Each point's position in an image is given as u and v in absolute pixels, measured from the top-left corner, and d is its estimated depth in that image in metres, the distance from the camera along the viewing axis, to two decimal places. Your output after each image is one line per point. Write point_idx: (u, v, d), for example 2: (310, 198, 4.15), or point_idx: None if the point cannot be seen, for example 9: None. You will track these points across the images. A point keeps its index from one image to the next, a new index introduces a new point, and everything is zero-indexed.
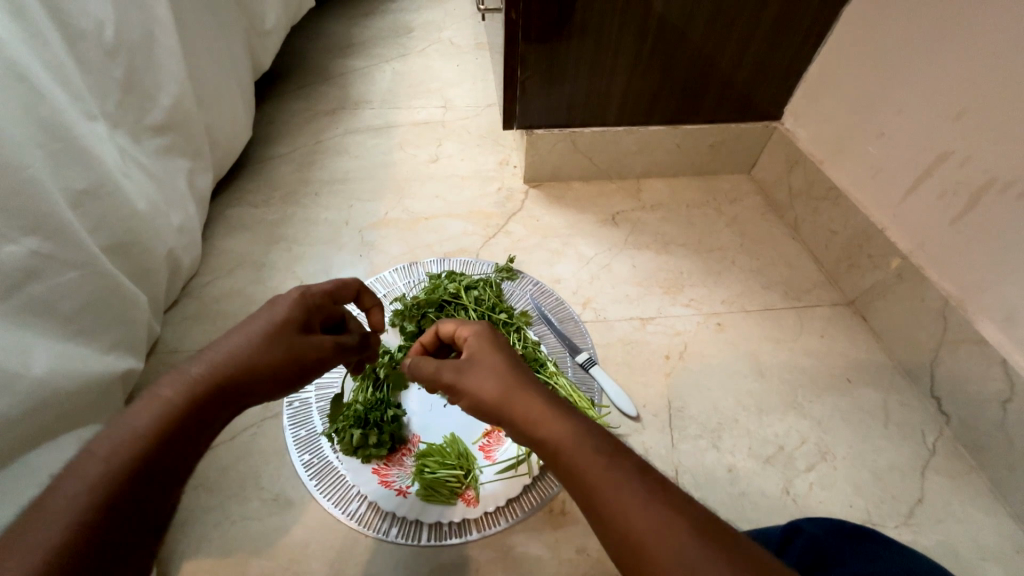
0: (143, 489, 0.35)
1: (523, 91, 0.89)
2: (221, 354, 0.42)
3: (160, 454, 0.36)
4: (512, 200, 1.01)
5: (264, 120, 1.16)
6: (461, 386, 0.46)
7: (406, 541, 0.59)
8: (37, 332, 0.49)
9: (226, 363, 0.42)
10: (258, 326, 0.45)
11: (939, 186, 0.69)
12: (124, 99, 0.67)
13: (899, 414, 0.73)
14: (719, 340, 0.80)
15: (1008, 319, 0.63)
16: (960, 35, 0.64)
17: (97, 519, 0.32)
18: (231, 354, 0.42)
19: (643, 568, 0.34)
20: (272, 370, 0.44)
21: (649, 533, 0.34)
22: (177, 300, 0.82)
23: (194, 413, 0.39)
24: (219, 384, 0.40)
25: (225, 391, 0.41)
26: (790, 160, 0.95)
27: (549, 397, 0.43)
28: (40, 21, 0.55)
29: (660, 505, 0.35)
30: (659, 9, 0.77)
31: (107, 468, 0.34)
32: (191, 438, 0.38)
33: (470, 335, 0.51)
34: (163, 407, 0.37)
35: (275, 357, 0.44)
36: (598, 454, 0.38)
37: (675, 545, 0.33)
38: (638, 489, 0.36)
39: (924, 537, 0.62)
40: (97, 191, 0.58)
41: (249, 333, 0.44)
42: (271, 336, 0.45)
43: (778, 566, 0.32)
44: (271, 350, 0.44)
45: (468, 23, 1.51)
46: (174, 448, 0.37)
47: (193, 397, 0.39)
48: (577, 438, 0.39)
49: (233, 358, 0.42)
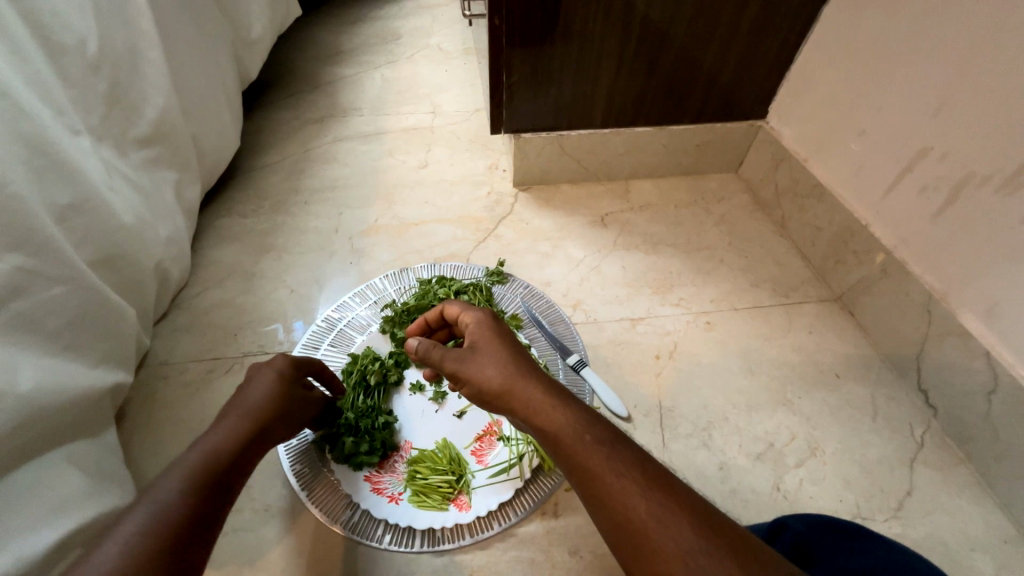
0: (199, 522, 0.40)
1: (510, 96, 0.90)
2: (249, 403, 0.50)
3: (213, 490, 0.43)
4: (501, 204, 1.01)
5: (252, 129, 1.17)
6: (467, 367, 0.50)
7: (400, 548, 0.60)
8: (22, 350, 0.49)
9: (259, 408, 0.50)
10: (272, 376, 0.54)
11: (921, 181, 0.70)
12: (108, 112, 0.67)
13: (887, 408, 0.73)
14: (708, 339, 0.81)
15: (991, 311, 0.64)
16: (937, 33, 0.65)
17: (165, 545, 0.38)
18: (261, 399, 0.51)
19: (639, 553, 0.36)
20: (288, 413, 0.53)
21: (650, 520, 0.37)
22: (166, 312, 0.82)
23: (238, 453, 0.46)
24: (256, 426, 0.49)
25: (259, 435, 0.49)
26: (776, 158, 0.96)
27: (551, 388, 0.46)
28: (21, 38, 0.55)
29: (658, 494, 0.38)
30: (642, 10, 0.78)
31: (168, 505, 0.40)
32: (236, 474, 0.45)
33: (472, 322, 0.55)
34: (212, 451, 0.45)
35: (288, 403, 0.54)
36: (599, 445, 0.41)
37: (671, 535, 0.36)
38: (639, 479, 0.39)
39: (912, 530, 0.63)
40: (82, 206, 0.58)
41: (267, 381, 0.53)
42: (284, 385, 0.54)
43: (769, 552, 0.35)
44: (287, 397, 0.54)
45: (456, 28, 1.51)
46: (223, 487, 0.44)
47: (236, 441, 0.46)
48: (573, 429, 0.42)
49: (260, 405, 0.51)
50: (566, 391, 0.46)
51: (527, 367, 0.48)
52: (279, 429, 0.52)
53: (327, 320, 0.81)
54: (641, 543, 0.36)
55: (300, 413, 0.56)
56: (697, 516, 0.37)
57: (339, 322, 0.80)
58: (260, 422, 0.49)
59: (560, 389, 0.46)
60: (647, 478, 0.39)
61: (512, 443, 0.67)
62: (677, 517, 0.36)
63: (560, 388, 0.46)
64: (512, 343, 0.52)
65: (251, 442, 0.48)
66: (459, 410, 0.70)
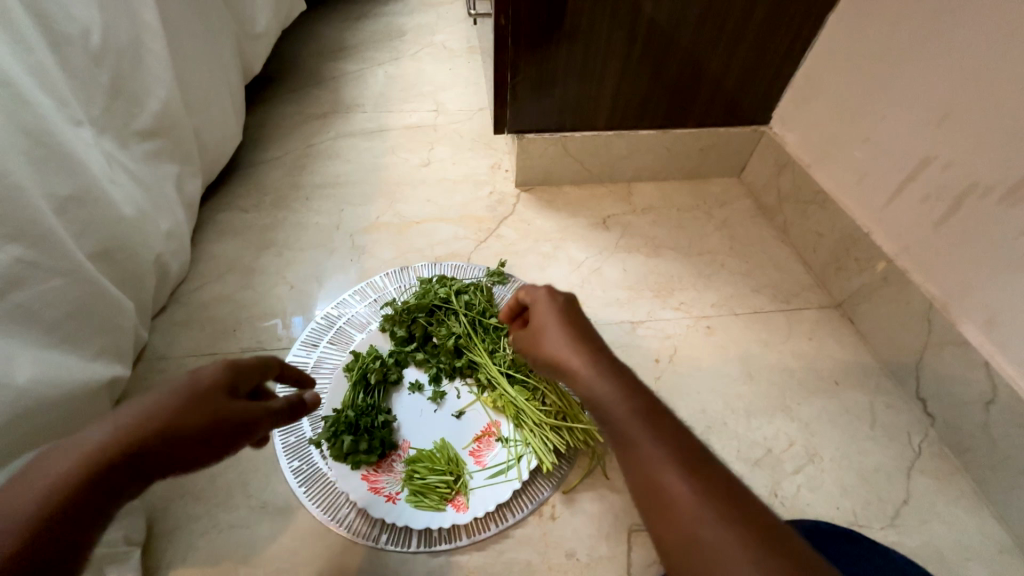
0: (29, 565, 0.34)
1: (513, 96, 0.89)
2: (127, 414, 0.38)
3: (57, 526, 0.34)
4: (504, 204, 1.01)
5: (255, 124, 1.16)
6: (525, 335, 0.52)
7: (396, 548, 0.59)
8: (20, 342, 0.49)
9: (143, 422, 0.38)
10: (181, 387, 0.40)
11: (923, 190, 0.70)
12: (110, 103, 0.67)
13: (886, 416, 0.74)
14: (708, 343, 0.81)
15: (990, 321, 0.64)
16: (943, 42, 0.65)
17: None
18: (153, 411, 0.39)
19: (663, 519, 0.36)
20: (193, 437, 0.39)
21: (680, 491, 0.36)
22: (165, 305, 0.81)
23: (98, 482, 0.36)
24: (133, 448, 0.37)
25: (135, 459, 0.37)
26: (778, 164, 0.96)
27: (600, 358, 0.46)
28: (25, 28, 0.54)
29: (692, 470, 0.38)
30: (649, 13, 0.78)
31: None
32: (95, 507, 0.36)
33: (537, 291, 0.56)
34: (63, 473, 0.35)
35: (192, 423, 0.39)
36: (641, 414, 0.41)
37: (699, 511, 0.35)
38: (671, 451, 0.38)
39: (908, 538, 0.63)
40: (83, 197, 0.58)
41: (174, 391, 0.40)
42: (193, 398, 0.40)
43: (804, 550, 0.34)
44: (185, 415, 0.39)
45: (461, 27, 1.50)
46: (71, 522, 0.35)
47: (98, 464, 0.36)
48: (616, 400, 0.42)
49: (148, 419, 0.38)
50: (618, 364, 0.46)
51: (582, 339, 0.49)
52: (177, 454, 0.39)
53: (327, 318, 0.80)
54: (669, 515, 0.36)
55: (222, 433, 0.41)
56: (727, 501, 0.36)
57: (339, 319, 0.80)
58: (140, 442, 0.37)
59: (611, 360, 0.46)
60: (683, 456, 0.38)
61: (511, 444, 0.67)
62: (707, 498, 0.36)
63: (612, 360, 0.46)
64: (566, 316, 0.52)
65: (121, 468, 0.36)
66: (458, 410, 0.70)
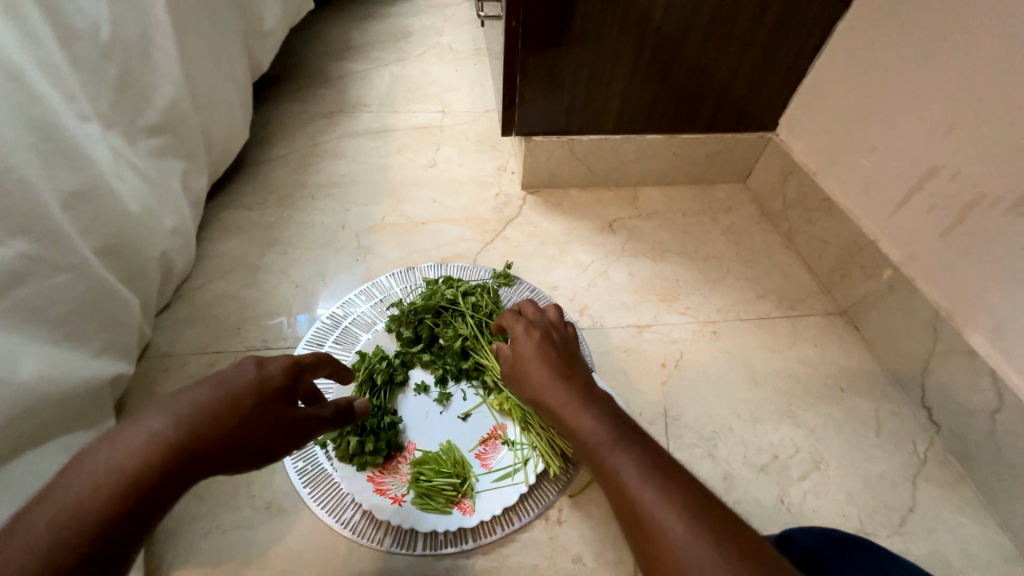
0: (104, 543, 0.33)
1: (521, 99, 0.89)
2: (188, 402, 0.39)
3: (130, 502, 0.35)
4: (509, 207, 1.00)
5: (261, 122, 1.16)
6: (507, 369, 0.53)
7: (401, 550, 0.59)
8: (24, 338, 0.48)
9: (210, 408, 0.39)
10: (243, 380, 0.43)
11: (931, 199, 0.70)
12: (118, 99, 0.66)
13: (891, 424, 0.74)
14: (714, 348, 0.81)
15: (996, 330, 0.64)
16: (952, 52, 0.65)
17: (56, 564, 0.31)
18: (219, 400, 0.40)
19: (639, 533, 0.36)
20: (251, 427, 0.41)
21: (649, 505, 0.36)
22: (169, 302, 0.81)
23: (172, 461, 0.36)
24: (206, 431, 0.38)
25: (203, 443, 0.38)
26: (784, 171, 0.96)
27: (573, 388, 0.47)
28: (34, 22, 0.54)
29: (661, 484, 0.37)
30: (658, 21, 0.78)
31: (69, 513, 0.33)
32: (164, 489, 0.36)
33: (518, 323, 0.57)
34: (141, 447, 0.36)
35: (253, 416, 0.41)
36: (612, 437, 0.41)
37: (670, 524, 0.35)
38: (639, 468, 0.38)
39: (914, 546, 0.63)
40: (89, 193, 0.58)
41: (234, 383, 0.42)
42: (252, 393, 0.42)
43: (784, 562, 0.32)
44: (241, 410, 0.41)
45: (468, 29, 1.51)
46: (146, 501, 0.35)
47: (172, 445, 0.37)
48: (587, 427, 0.43)
49: (215, 408, 0.40)
50: (591, 392, 0.47)
51: (559, 370, 0.50)
52: (235, 445, 0.40)
53: (332, 317, 0.80)
54: (646, 535, 0.36)
55: (274, 424, 0.43)
56: (703, 513, 0.36)
57: (345, 319, 0.80)
58: (209, 428, 0.38)
59: (584, 389, 0.47)
60: (656, 474, 0.38)
61: (517, 447, 0.66)
62: (681, 513, 0.35)
63: (588, 390, 0.47)
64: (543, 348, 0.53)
65: (192, 450, 0.37)
66: (464, 412, 0.70)
